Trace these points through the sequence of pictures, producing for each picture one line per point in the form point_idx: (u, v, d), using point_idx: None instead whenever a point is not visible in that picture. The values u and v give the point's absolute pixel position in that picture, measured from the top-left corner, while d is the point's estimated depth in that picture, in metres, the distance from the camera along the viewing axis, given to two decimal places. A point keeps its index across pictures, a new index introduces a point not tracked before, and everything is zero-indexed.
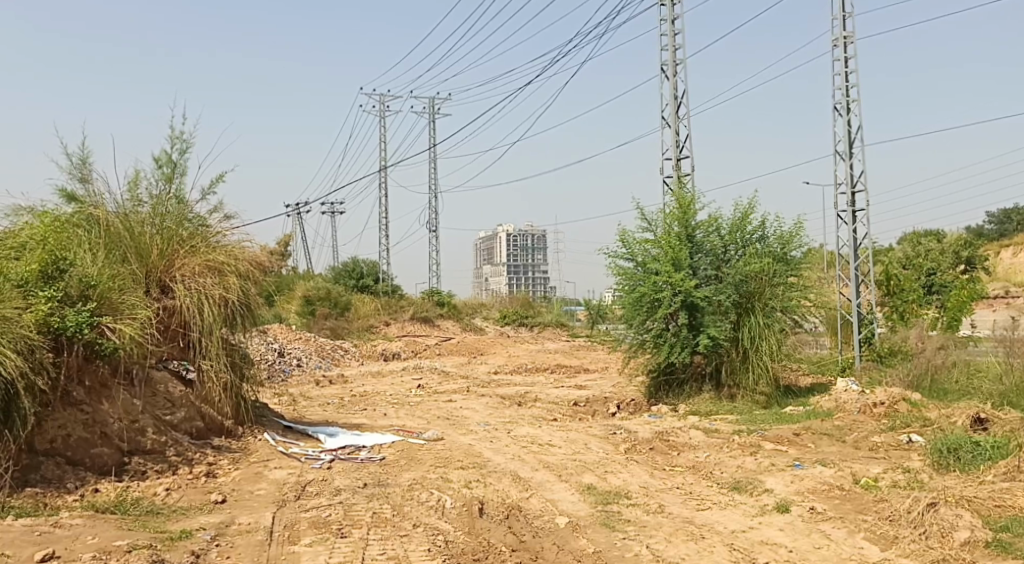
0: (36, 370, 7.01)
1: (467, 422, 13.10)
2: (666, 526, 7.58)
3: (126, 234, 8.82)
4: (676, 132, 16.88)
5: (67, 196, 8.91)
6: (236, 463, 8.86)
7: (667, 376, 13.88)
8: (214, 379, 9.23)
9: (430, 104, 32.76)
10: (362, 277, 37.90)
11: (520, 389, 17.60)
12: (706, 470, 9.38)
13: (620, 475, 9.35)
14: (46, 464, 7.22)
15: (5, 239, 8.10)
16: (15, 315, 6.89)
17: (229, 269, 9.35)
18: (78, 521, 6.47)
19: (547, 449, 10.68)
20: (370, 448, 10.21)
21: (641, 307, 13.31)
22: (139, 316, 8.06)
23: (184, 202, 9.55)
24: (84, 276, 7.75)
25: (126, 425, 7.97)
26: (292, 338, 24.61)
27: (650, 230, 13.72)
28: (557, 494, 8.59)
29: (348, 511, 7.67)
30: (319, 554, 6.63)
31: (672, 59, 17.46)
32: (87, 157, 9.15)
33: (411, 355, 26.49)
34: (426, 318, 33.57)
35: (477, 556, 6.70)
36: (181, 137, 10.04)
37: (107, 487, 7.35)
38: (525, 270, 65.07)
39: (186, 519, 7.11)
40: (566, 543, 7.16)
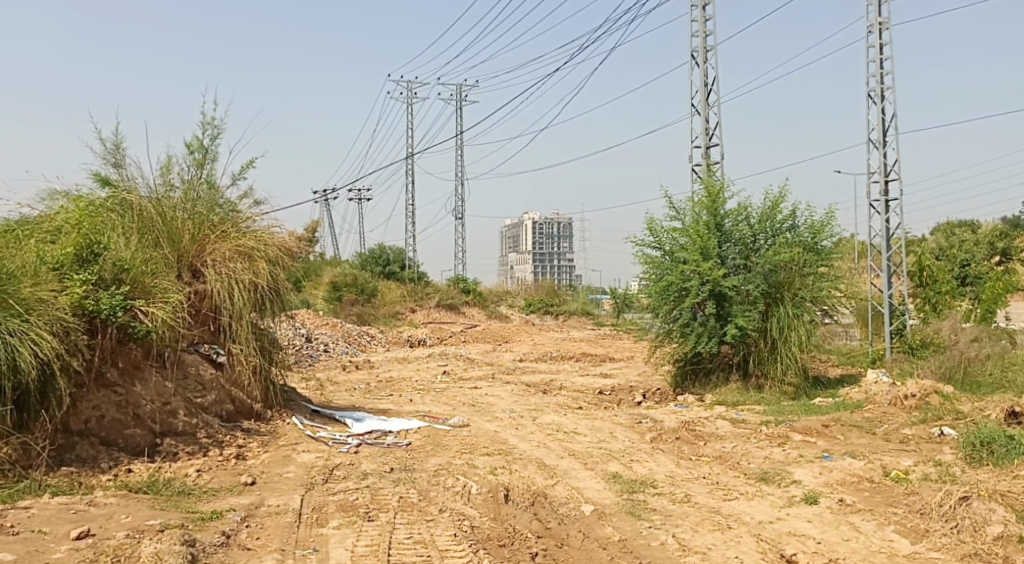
0: (71, 351, 7.14)
1: (493, 409, 13.15)
2: (692, 515, 7.57)
3: (158, 219, 8.93)
4: (706, 120, 16.77)
5: (101, 180, 9.03)
6: (265, 446, 8.96)
7: (694, 365, 13.84)
8: (243, 363, 9.33)
9: (458, 91, 32.73)
10: (388, 264, 38.06)
11: (546, 377, 17.63)
12: (733, 460, 9.35)
13: (645, 464, 9.34)
14: (81, 444, 7.33)
15: (40, 223, 8.23)
16: (51, 297, 7.03)
17: (258, 254, 9.44)
18: (112, 500, 6.58)
19: (572, 437, 10.70)
20: (396, 433, 10.28)
21: (668, 296, 13.29)
22: (171, 300, 8.16)
23: (214, 187, 9.65)
24: (118, 260, 7.85)
25: (159, 407, 8.07)
26: (319, 323, 24.80)
27: (678, 219, 13.70)
28: (583, 481, 8.60)
29: (375, 495, 7.74)
30: (347, 536, 6.71)
31: (703, 45, 17.32)
32: (121, 142, 9.26)
33: (437, 341, 26.61)
34: (452, 306, 33.68)
35: (503, 542, 6.74)
36: (212, 122, 10.12)
37: (139, 468, 7.46)
38: (551, 258, 65.01)
39: (216, 500, 7.21)
40: (592, 531, 7.18)
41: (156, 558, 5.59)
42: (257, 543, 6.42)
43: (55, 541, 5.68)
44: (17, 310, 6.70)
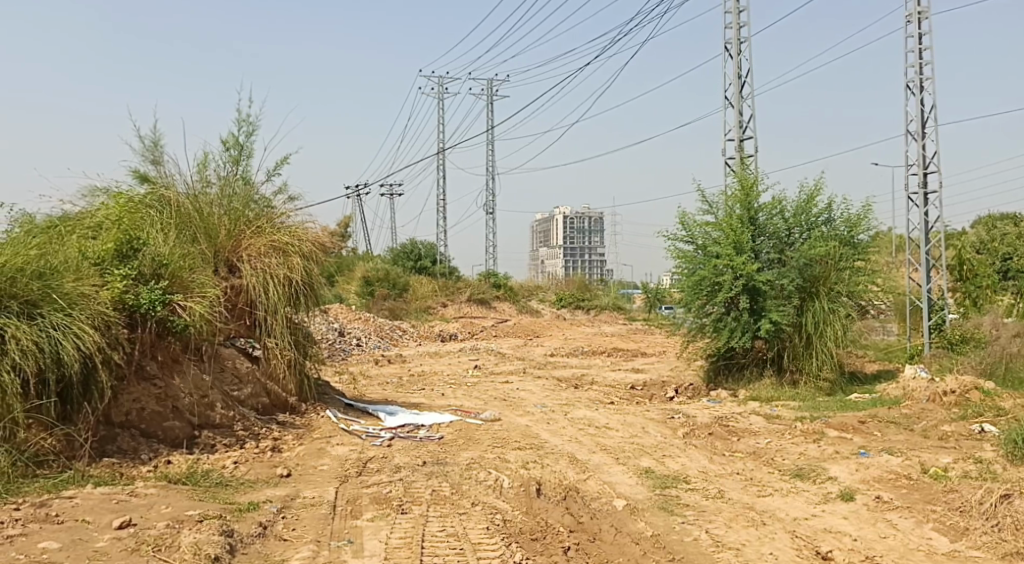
0: (113, 345, 7.26)
1: (524, 403, 13.17)
2: (725, 512, 7.54)
3: (195, 215, 9.07)
4: (739, 113, 16.62)
5: (140, 177, 9.18)
6: (300, 439, 9.06)
7: (727, 360, 13.74)
8: (279, 356, 9.43)
9: (489, 86, 32.75)
10: (420, 259, 38.22)
11: (577, 372, 17.63)
12: (767, 457, 9.28)
13: (678, 459, 9.31)
14: (122, 436, 7.46)
15: (81, 220, 8.39)
16: (93, 292, 7.18)
17: (293, 249, 9.53)
18: (152, 490, 6.70)
19: (604, 432, 10.69)
20: (428, 427, 10.33)
21: (700, 290, 13.21)
22: (208, 294, 8.28)
23: (250, 183, 9.76)
24: (157, 255, 7.98)
25: (196, 400, 8.19)
26: (351, 318, 24.98)
27: (711, 213, 13.61)
28: (615, 476, 8.60)
29: (408, 488, 7.79)
30: (381, 529, 6.77)
31: (737, 37, 17.17)
32: (159, 140, 9.39)
33: (468, 336, 26.70)
34: (483, 300, 33.75)
35: (535, 536, 6.76)
36: (247, 119, 10.22)
37: (178, 459, 7.57)
38: (582, 253, 64.87)
39: (253, 492, 7.31)
40: (624, 526, 7.18)
41: (195, 548, 5.69)
42: (292, 535, 6.51)
43: (97, 531, 5.79)
44: (60, 305, 6.87)
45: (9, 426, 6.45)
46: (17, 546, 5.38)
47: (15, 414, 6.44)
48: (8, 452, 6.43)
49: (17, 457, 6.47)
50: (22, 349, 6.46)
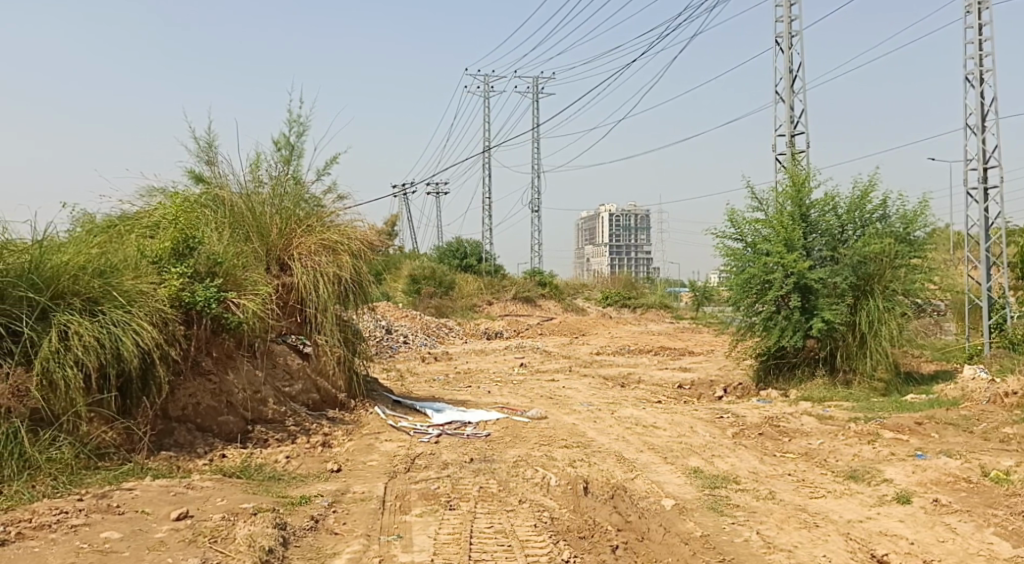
0: (170, 341, 7.43)
1: (570, 401, 13.16)
2: (776, 512, 7.45)
3: (247, 214, 9.23)
4: (790, 108, 16.40)
5: (194, 177, 9.37)
6: (350, 434, 9.17)
7: (777, 359, 13.56)
8: (329, 353, 9.56)
9: (534, 83, 32.75)
10: (465, 257, 38.39)
11: (623, 370, 17.56)
12: (819, 458, 9.15)
13: (727, 459, 9.23)
14: (179, 429, 7.63)
15: (139, 219, 8.59)
16: (151, 289, 7.34)
17: (342, 247, 9.63)
18: (208, 483, 6.84)
19: (652, 431, 10.63)
20: (475, 425, 10.38)
21: (750, 288, 13.06)
22: (261, 292, 8.42)
23: (300, 183, 9.89)
24: (211, 253, 8.14)
25: (250, 395, 8.34)
26: (398, 315, 25.20)
27: (760, 209, 13.46)
28: (663, 476, 8.55)
29: (456, 485, 7.84)
30: (429, 524, 6.82)
31: (788, 30, 16.94)
32: (213, 140, 9.56)
33: (513, 334, 26.75)
34: (528, 298, 33.79)
35: (583, 534, 6.76)
36: (298, 119, 10.36)
37: (233, 453, 7.72)
38: (628, 251, 64.51)
39: (305, 486, 7.42)
40: (673, 526, 7.14)
41: (250, 540, 5.81)
42: (343, 529, 6.59)
43: (156, 522, 5.93)
44: (119, 302, 7.03)
45: (73, 419, 6.62)
46: (81, 535, 5.53)
47: (78, 408, 6.60)
48: (72, 444, 6.59)
49: (80, 449, 6.63)
50: (84, 345, 6.63)
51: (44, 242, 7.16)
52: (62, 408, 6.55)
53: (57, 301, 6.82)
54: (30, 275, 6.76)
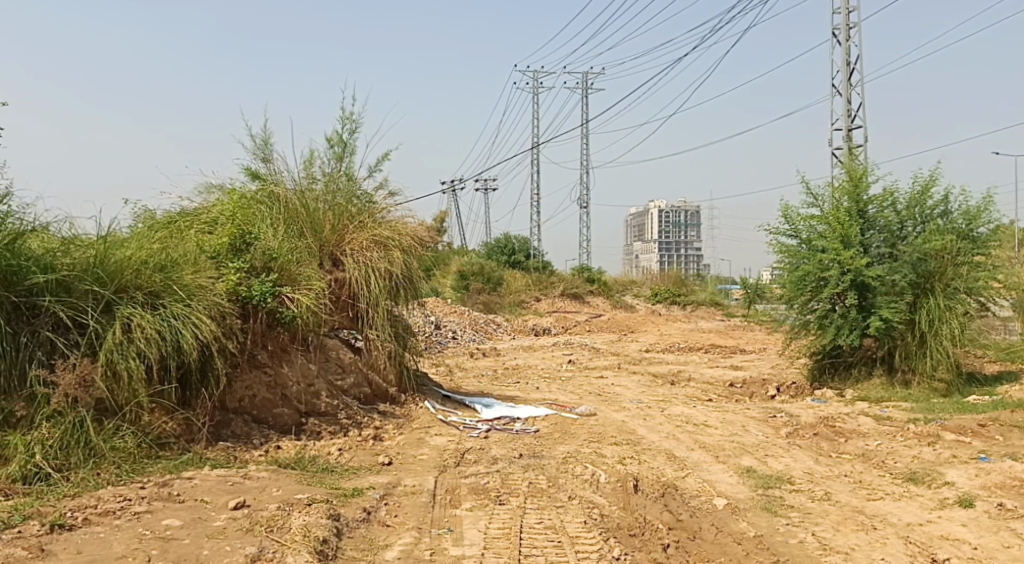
0: (227, 334, 7.56)
1: (620, 399, 13.10)
2: (832, 514, 7.33)
3: (302, 210, 9.34)
4: (847, 101, 16.09)
5: (251, 174, 9.53)
6: (400, 428, 9.24)
7: (833, 359, 13.37)
8: (380, 348, 9.63)
9: (584, 78, 32.60)
10: (513, 253, 38.43)
11: (673, 368, 17.42)
12: (877, 459, 8.97)
13: (781, 459, 9.09)
14: (236, 421, 7.77)
15: (198, 215, 8.76)
16: (209, 284, 7.49)
17: (394, 243, 9.71)
18: (264, 474, 6.95)
19: (703, 429, 10.52)
20: (524, 420, 10.38)
21: (805, 285, 12.89)
22: (315, 287, 8.54)
23: (353, 179, 9.98)
24: (267, 249, 8.28)
25: (304, 388, 8.45)
26: (447, 310, 25.36)
27: (816, 205, 13.24)
28: (715, 475, 8.46)
29: (505, 480, 7.86)
30: (480, 519, 6.84)
31: (846, 22, 16.59)
32: (269, 138, 9.70)
33: (562, 331, 26.71)
34: (577, 295, 33.73)
35: (634, 532, 6.72)
36: (351, 116, 10.45)
37: (287, 445, 7.83)
38: (677, 247, 63.96)
39: (357, 478, 7.50)
40: (726, 525, 7.06)
41: (305, 530, 5.89)
42: (395, 521, 6.65)
43: (215, 510, 6.04)
44: (180, 296, 7.18)
45: (135, 409, 6.77)
46: (143, 522, 5.66)
47: (140, 399, 6.76)
48: (134, 434, 6.75)
49: (142, 438, 6.78)
50: (146, 337, 6.78)
51: (108, 238, 7.36)
52: (125, 398, 6.71)
53: (121, 295, 6.99)
54: (95, 269, 6.95)
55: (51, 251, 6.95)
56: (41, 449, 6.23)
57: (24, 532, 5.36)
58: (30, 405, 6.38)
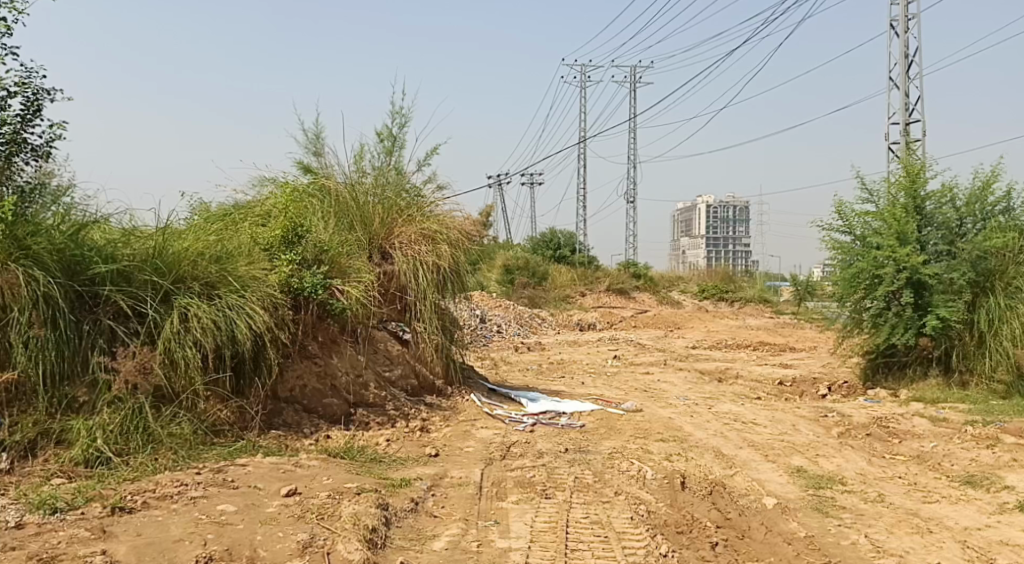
0: (280, 325, 7.68)
1: (666, 395, 13.00)
2: (886, 516, 7.19)
3: (352, 203, 9.44)
4: (905, 95, 15.74)
5: (302, 167, 9.66)
6: (447, 420, 9.28)
7: (887, 358, 13.15)
8: (427, 341, 9.69)
9: (632, 73, 32.41)
10: (559, 248, 38.40)
11: (721, 365, 17.24)
12: (933, 461, 8.78)
13: (833, 459, 8.94)
14: (287, 410, 7.87)
15: (252, 208, 8.91)
16: (262, 275, 7.61)
17: (441, 237, 9.76)
18: (315, 462, 7.05)
19: (752, 428, 10.41)
20: (570, 415, 10.37)
21: (858, 283, 12.69)
22: (364, 280, 8.63)
23: (402, 173, 10.06)
24: (318, 242, 8.39)
25: (353, 379, 8.53)
26: (493, 304, 25.45)
27: (870, 201, 13.01)
28: (765, 474, 8.36)
29: (551, 474, 7.85)
30: (526, 512, 6.85)
31: (905, 14, 16.23)
32: (321, 132, 9.82)
33: (607, 326, 26.62)
34: (622, 291, 33.59)
35: (681, 529, 6.67)
36: (400, 111, 10.52)
37: (337, 435, 7.92)
38: (725, 243, 63.28)
39: (404, 469, 7.56)
40: (775, 525, 6.97)
41: (355, 519, 5.95)
42: (442, 512, 6.69)
43: (268, 497, 6.14)
44: (234, 286, 7.31)
45: (191, 397, 6.92)
46: (199, 507, 5.77)
47: (196, 386, 6.90)
48: (190, 421, 6.88)
49: (198, 425, 6.92)
50: (202, 326, 6.92)
51: (166, 231, 7.55)
52: (182, 386, 6.86)
53: (178, 285, 7.14)
54: (154, 261, 7.11)
55: (112, 242, 7.13)
56: (102, 433, 6.36)
57: (86, 514, 5.50)
58: (92, 391, 6.54)
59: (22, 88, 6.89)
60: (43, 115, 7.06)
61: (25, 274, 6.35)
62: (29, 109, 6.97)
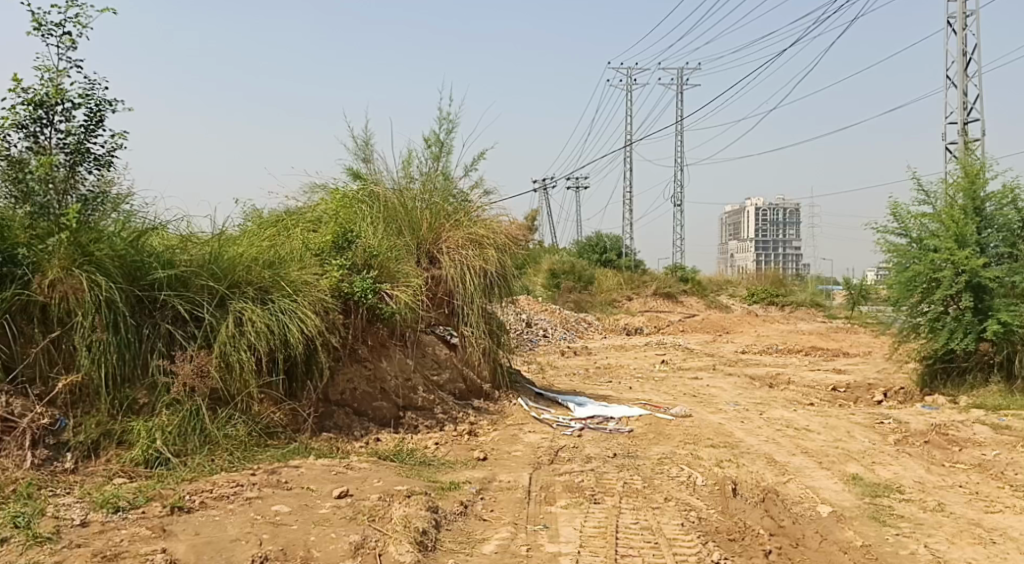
0: (330, 329, 7.75)
1: (716, 400, 12.85)
2: (946, 526, 7.01)
3: (400, 209, 9.50)
4: (963, 93, 15.37)
5: (352, 174, 9.76)
6: (494, 424, 9.29)
7: (946, 364, 12.80)
8: (475, 344, 9.68)
9: (679, 74, 32.17)
10: (605, 252, 38.26)
11: (772, 370, 16.99)
12: (995, 470, 8.54)
13: (890, 467, 8.74)
14: (338, 412, 7.94)
15: (303, 214, 9.04)
16: (314, 280, 7.69)
17: (488, 241, 9.76)
18: (366, 465, 7.10)
19: (805, 434, 10.23)
20: (618, 420, 10.30)
21: (915, 286, 12.41)
22: (413, 284, 8.67)
23: (449, 179, 10.08)
24: (368, 247, 8.47)
25: (402, 383, 8.56)
26: (539, 309, 25.43)
27: (927, 203, 12.72)
28: (819, 481, 8.20)
29: (600, 479, 7.80)
30: (575, 517, 6.81)
31: (963, 11, 15.85)
32: (369, 138, 9.90)
33: (654, 331, 26.43)
34: (669, 294, 33.31)
35: (734, 536, 6.58)
36: (448, 116, 10.56)
37: (386, 438, 8.00)
38: (775, 246, 62.39)
39: (453, 472, 7.58)
40: (831, 533, 6.83)
41: (406, 520, 5.98)
42: (491, 515, 6.68)
43: (321, 498, 6.20)
44: (287, 291, 7.40)
45: (246, 399, 7.02)
46: (255, 507, 5.85)
47: (251, 389, 7.01)
48: (245, 422, 6.99)
49: (253, 427, 7.02)
50: (256, 330, 7.02)
51: (221, 237, 7.70)
52: (237, 389, 6.97)
53: (233, 290, 7.26)
54: (210, 266, 7.24)
55: (171, 248, 7.28)
56: (161, 435, 6.49)
57: (147, 513, 5.61)
58: (152, 393, 6.67)
59: (85, 99, 7.04)
60: (105, 125, 7.18)
61: (88, 279, 6.50)
62: (92, 120, 7.10)
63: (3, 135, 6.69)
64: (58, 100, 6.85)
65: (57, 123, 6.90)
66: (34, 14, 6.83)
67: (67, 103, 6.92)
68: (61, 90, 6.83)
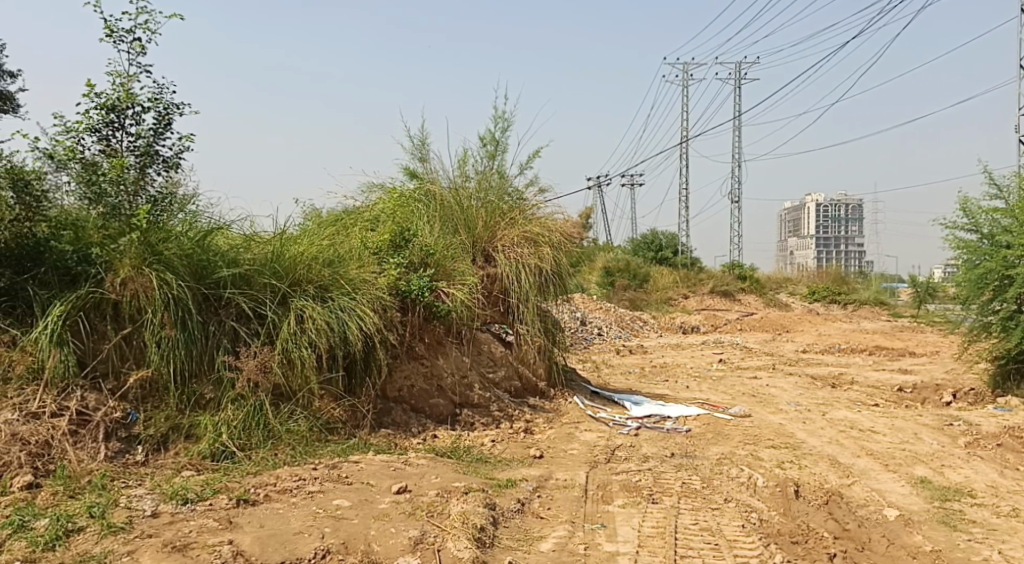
0: (388, 326, 7.80)
1: (776, 401, 12.60)
2: (1021, 532, 6.77)
3: (456, 207, 9.52)
4: None
5: (408, 173, 9.82)
6: (550, 422, 9.25)
7: (1019, 364, 12.36)
8: (530, 343, 9.65)
9: (737, 69, 31.63)
10: (660, 250, 37.90)
11: (833, 370, 16.62)
12: None
13: (960, 470, 8.47)
14: (395, 409, 7.98)
15: (361, 214, 9.11)
16: (372, 278, 7.75)
17: (543, 239, 9.72)
18: (424, 461, 7.13)
19: (870, 436, 9.97)
20: (675, 420, 10.16)
21: (985, 284, 12.01)
22: (470, 282, 8.67)
23: (505, 177, 10.05)
24: (424, 245, 8.50)
25: (458, 380, 8.57)
26: (594, 307, 25.28)
27: (999, 197, 12.30)
28: (884, 484, 7.99)
29: (658, 478, 7.70)
30: (633, 516, 6.74)
31: None
32: (426, 138, 9.93)
33: (711, 329, 26.07)
34: (726, 293, 32.85)
35: (797, 538, 6.44)
36: (503, 115, 10.53)
37: (443, 435, 8.02)
38: (836, 243, 61.06)
39: (510, 470, 7.56)
40: (898, 538, 6.65)
41: (463, 517, 5.99)
42: (548, 513, 6.65)
43: (380, 493, 6.24)
44: (346, 290, 7.47)
45: (307, 395, 7.10)
46: (316, 501, 5.92)
47: (311, 386, 7.09)
48: (307, 418, 7.07)
49: (314, 422, 7.09)
50: (316, 328, 7.10)
51: (283, 236, 7.81)
52: (299, 384, 7.05)
53: (295, 288, 7.35)
54: (272, 264, 7.35)
55: (235, 247, 7.41)
56: (227, 429, 6.61)
57: (214, 505, 5.71)
58: (217, 388, 6.78)
59: (154, 103, 7.20)
60: (173, 128, 7.34)
61: (157, 277, 6.65)
62: (161, 123, 7.26)
63: (77, 139, 6.88)
64: (129, 104, 7.02)
65: (127, 126, 7.08)
66: (106, 22, 7.03)
67: (136, 107, 7.09)
68: (131, 94, 7.00)
